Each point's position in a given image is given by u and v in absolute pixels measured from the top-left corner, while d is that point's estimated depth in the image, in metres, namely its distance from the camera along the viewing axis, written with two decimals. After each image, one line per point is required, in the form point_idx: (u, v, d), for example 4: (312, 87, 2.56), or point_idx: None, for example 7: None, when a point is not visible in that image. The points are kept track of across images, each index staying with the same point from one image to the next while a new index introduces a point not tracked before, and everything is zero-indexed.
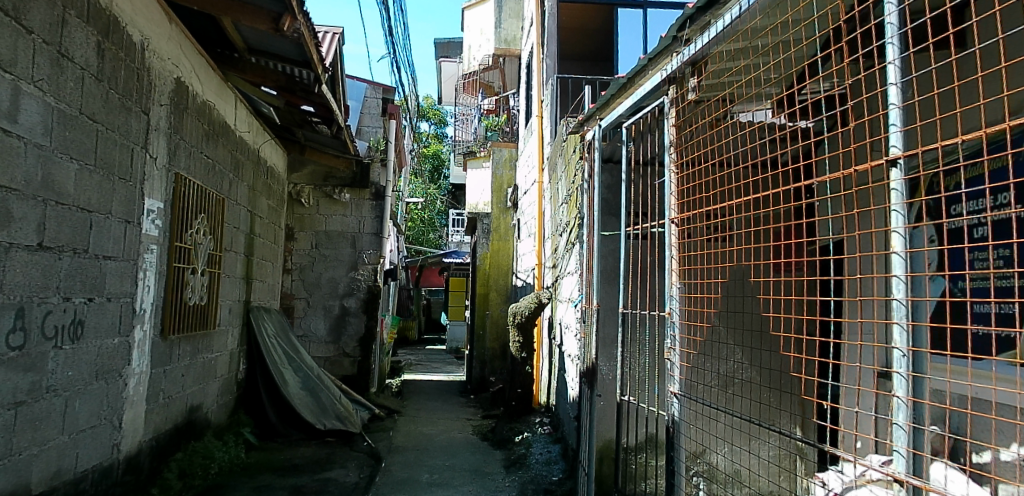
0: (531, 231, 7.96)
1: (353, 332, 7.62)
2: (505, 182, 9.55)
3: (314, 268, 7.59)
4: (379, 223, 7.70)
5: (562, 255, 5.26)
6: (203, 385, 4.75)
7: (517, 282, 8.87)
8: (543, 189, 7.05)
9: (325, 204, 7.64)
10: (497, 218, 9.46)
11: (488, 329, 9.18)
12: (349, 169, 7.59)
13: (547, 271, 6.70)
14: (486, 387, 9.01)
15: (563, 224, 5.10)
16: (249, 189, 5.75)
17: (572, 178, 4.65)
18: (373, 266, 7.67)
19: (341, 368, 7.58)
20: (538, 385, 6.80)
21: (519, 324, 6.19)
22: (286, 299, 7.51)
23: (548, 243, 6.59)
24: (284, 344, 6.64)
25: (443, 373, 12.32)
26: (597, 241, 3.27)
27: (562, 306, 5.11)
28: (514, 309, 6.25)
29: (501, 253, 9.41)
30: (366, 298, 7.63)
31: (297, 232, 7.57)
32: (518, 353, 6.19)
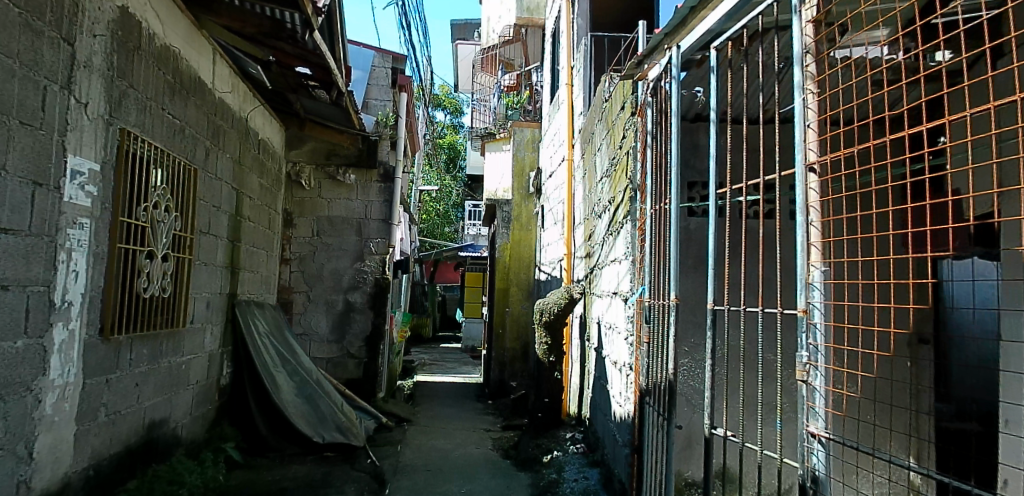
0: (557, 218, 7.11)
1: (359, 330, 6.79)
2: (527, 166, 8.69)
3: (315, 258, 6.77)
4: (389, 209, 6.86)
5: (602, 240, 4.35)
6: (172, 394, 3.94)
7: (541, 276, 8.01)
8: (573, 168, 6.20)
9: (328, 186, 6.81)
10: (518, 206, 8.61)
11: (508, 327, 8.32)
12: (354, 145, 6.74)
13: (578, 264, 5.85)
14: (506, 392, 8.15)
15: (605, 201, 4.18)
16: (235, 162, 4.93)
17: (620, 141, 3.73)
18: (381, 256, 6.82)
19: (344, 371, 6.74)
20: (569, 392, 5.93)
21: (546, 323, 5.33)
22: (283, 293, 6.69)
23: (581, 230, 5.73)
24: (278, 343, 5.79)
25: (458, 375, 11.46)
26: (675, 207, 2.36)
27: (604, 302, 4.20)
28: (541, 305, 5.40)
29: (522, 244, 8.55)
30: (373, 292, 6.80)
31: (296, 218, 6.75)
32: (546, 357, 5.32)
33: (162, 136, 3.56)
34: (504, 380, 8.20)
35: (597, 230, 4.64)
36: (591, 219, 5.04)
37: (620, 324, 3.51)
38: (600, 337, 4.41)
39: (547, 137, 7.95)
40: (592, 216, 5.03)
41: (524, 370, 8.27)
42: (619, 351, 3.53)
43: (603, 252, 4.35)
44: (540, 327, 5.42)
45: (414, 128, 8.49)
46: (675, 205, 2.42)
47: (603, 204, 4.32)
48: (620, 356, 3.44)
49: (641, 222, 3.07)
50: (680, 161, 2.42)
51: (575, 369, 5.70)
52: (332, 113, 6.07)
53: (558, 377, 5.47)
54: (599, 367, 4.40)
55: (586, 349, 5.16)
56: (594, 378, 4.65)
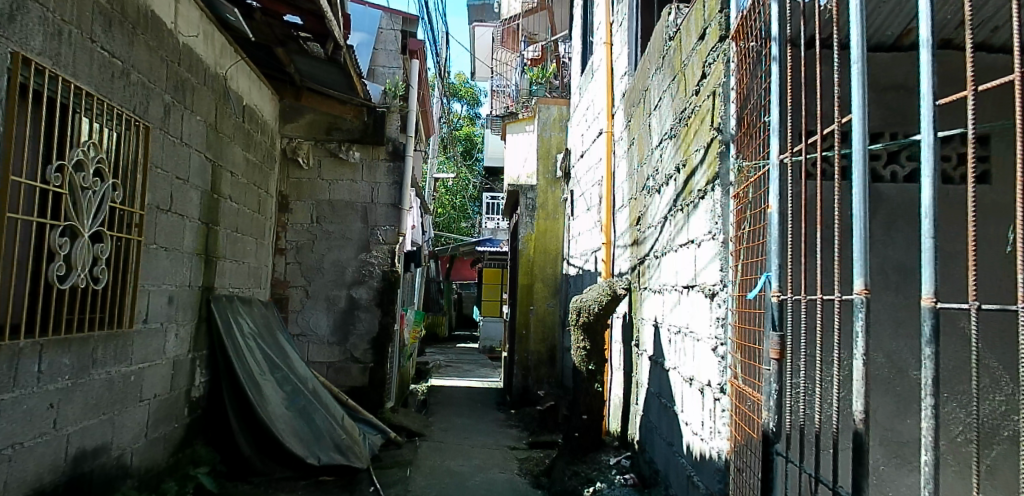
0: (591, 203, 6.20)
1: (363, 331, 5.91)
2: (553, 148, 7.80)
3: (314, 248, 5.90)
4: (398, 192, 5.99)
5: (663, 219, 3.44)
6: (116, 414, 3.07)
7: (570, 271, 7.12)
8: (614, 141, 5.30)
9: (329, 165, 5.94)
10: (544, 192, 7.69)
11: (532, 328, 7.43)
12: (359, 118, 5.85)
13: (621, 257, 4.94)
14: (531, 401, 7.26)
15: (670, 169, 3.29)
16: (211, 129, 4.09)
17: (699, 83, 2.80)
18: (390, 247, 5.95)
19: (347, 378, 5.87)
20: (610, 406, 5.00)
21: (584, 324, 4.46)
22: (278, 288, 5.83)
23: (625, 213, 4.83)
24: (267, 342, 4.88)
25: (475, 379, 10.57)
26: (858, 147, 1.42)
27: (667, 295, 3.31)
28: (579, 303, 4.53)
29: (548, 235, 7.64)
30: (381, 287, 5.93)
31: (292, 202, 5.88)
32: (583, 366, 4.47)
33: (92, 75, 2.70)
34: (529, 387, 7.31)
35: (654, 209, 3.72)
36: (642, 197, 4.12)
37: (702, 327, 2.62)
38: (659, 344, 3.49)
39: (578, 111, 7.06)
40: (643, 192, 4.10)
41: (549, 376, 7.37)
42: (700, 365, 2.63)
43: (663, 236, 3.43)
44: (576, 331, 4.54)
45: (427, 105, 7.58)
46: (855, 142, 1.48)
47: (665, 174, 3.40)
48: (705, 371, 2.56)
49: (754, 181, 2.16)
50: (862, 66, 1.48)
51: (619, 380, 4.78)
52: (332, 76, 5.21)
53: (598, 388, 4.55)
54: (659, 381, 3.47)
55: (635, 357, 4.26)
56: (650, 395, 3.72)
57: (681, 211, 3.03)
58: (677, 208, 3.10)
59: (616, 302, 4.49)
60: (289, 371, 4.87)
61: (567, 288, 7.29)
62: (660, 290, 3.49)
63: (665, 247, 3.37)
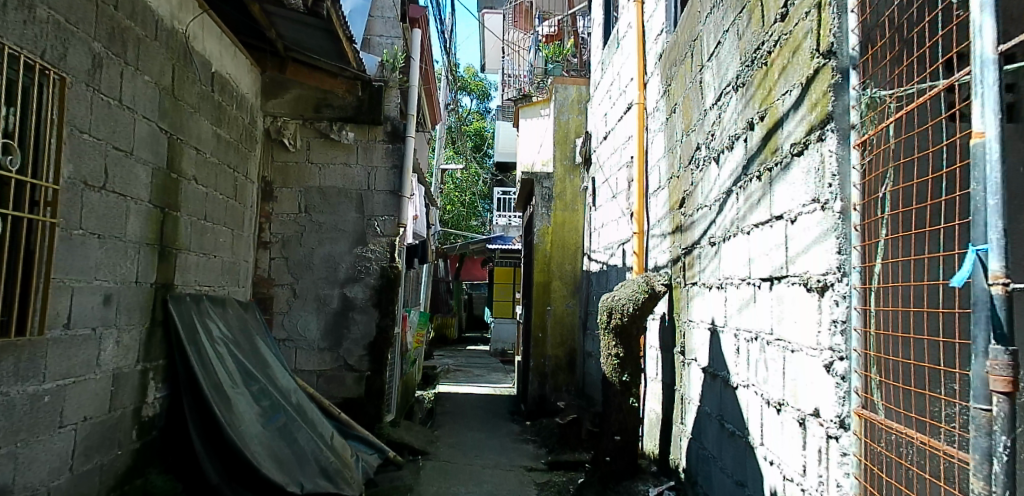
0: (617, 188, 5.46)
1: (359, 336, 5.20)
2: (572, 132, 7.06)
3: (303, 241, 5.19)
4: (398, 179, 5.27)
5: (724, 193, 2.72)
6: (21, 446, 2.37)
7: (592, 267, 6.39)
8: (647, 113, 4.57)
9: (319, 147, 5.21)
10: (561, 180, 6.94)
11: (549, 330, 6.71)
12: (352, 92, 5.14)
13: (657, 249, 4.23)
14: (551, 410, 6.60)
15: (736, 131, 2.57)
16: (170, 95, 3.41)
17: (786, 3, 2.08)
18: (389, 240, 5.24)
19: (341, 389, 5.16)
20: (645, 423, 4.26)
21: (616, 328, 3.76)
22: (262, 286, 5.13)
23: (662, 195, 4.12)
24: (243, 349, 4.19)
25: (485, 385, 9.86)
26: None
27: (731, 291, 2.60)
28: (609, 302, 3.84)
29: (567, 228, 6.92)
30: (379, 285, 5.23)
31: (278, 190, 5.16)
32: (615, 377, 3.76)
33: None
34: (546, 396, 6.62)
35: (709, 184, 3.00)
36: (689, 172, 3.41)
37: (798, 334, 1.92)
38: (718, 354, 2.77)
39: (600, 88, 6.33)
40: (689, 165, 3.38)
41: (568, 384, 6.65)
42: (797, 387, 1.92)
43: (724, 215, 2.72)
44: (608, 335, 3.84)
45: (433, 83, 6.85)
46: None
47: (728, 135, 2.68)
48: (809, 396, 1.85)
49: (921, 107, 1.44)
50: None
51: (657, 393, 4.04)
52: (320, 42, 4.51)
53: (633, 403, 3.83)
54: (719, 400, 2.74)
55: (679, 369, 3.53)
56: (704, 416, 2.98)
57: (756, 179, 2.31)
58: (749, 176, 2.39)
59: (653, 301, 3.78)
60: (268, 383, 4.19)
61: (588, 287, 6.56)
62: (719, 286, 2.77)
63: (728, 228, 2.66)
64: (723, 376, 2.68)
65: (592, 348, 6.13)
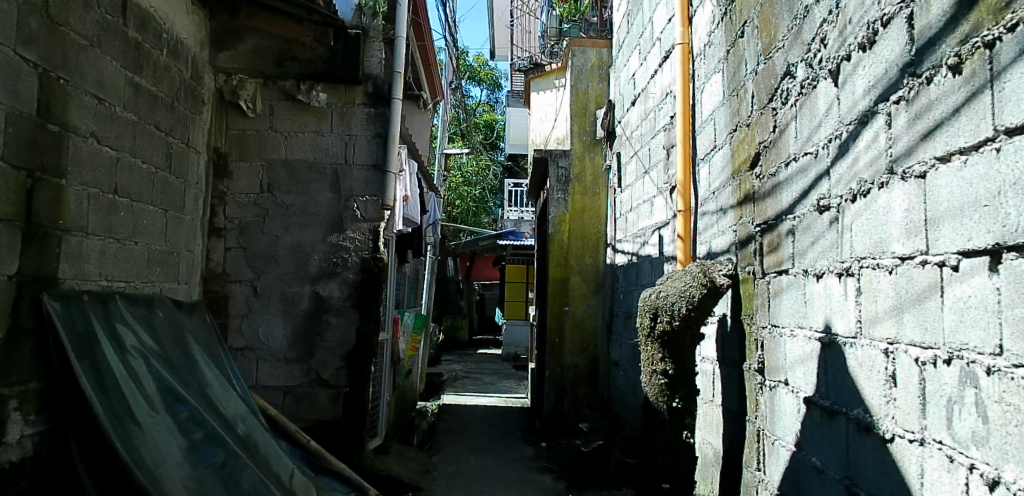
0: (651, 160, 4.45)
1: (335, 344, 4.20)
2: (592, 102, 6.03)
3: (264, 227, 4.18)
4: (381, 150, 4.28)
5: (857, 120, 1.74)
6: None
7: (619, 259, 5.36)
8: (693, 56, 3.59)
9: (285, 112, 4.23)
10: (580, 159, 5.93)
11: (568, 335, 5.73)
12: (322, 41, 4.14)
13: (711, 232, 3.23)
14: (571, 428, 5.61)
15: (889, 11, 1.58)
16: (44, 17, 2.46)
17: None
18: (371, 225, 4.24)
19: (312, 410, 4.14)
20: (701, 461, 3.22)
21: (660, 336, 2.79)
22: (213, 283, 4.11)
23: (719, 157, 3.12)
24: (174, 365, 3.20)
25: (495, 394, 8.84)
26: None
27: (881, 279, 1.60)
28: (654, 301, 2.86)
29: (587, 215, 5.89)
30: (359, 281, 4.23)
31: (234, 164, 4.17)
32: (663, 403, 2.78)
33: None
34: (564, 412, 5.64)
35: (818, 118, 2.02)
36: (771, 112, 2.44)
37: None
38: (852, 381, 1.75)
39: (626, 47, 5.33)
40: (774, 99, 2.41)
41: (590, 397, 5.65)
42: None
43: (858, 155, 1.73)
44: (651, 343, 2.87)
45: (428, 37, 5.86)
46: None
47: (863, 28, 1.71)
48: None
49: None
50: None
51: (720, 424, 3.00)
52: None
53: (688, 438, 2.81)
54: (861, 457, 1.69)
55: (758, 393, 2.54)
56: (823, 477, 1.93)
57: (951, 71, 1.33)
58: (928, 74, 1.42)
59: (713, 298, 2.78)
60: (206, 409, 3.20)
61: (613, 283, 5.53)
62: (850, 272, 1.77)
63: (869, 176, 1.67)
64: (871, 419, 1.65)
65: (621, 357, 5.10)
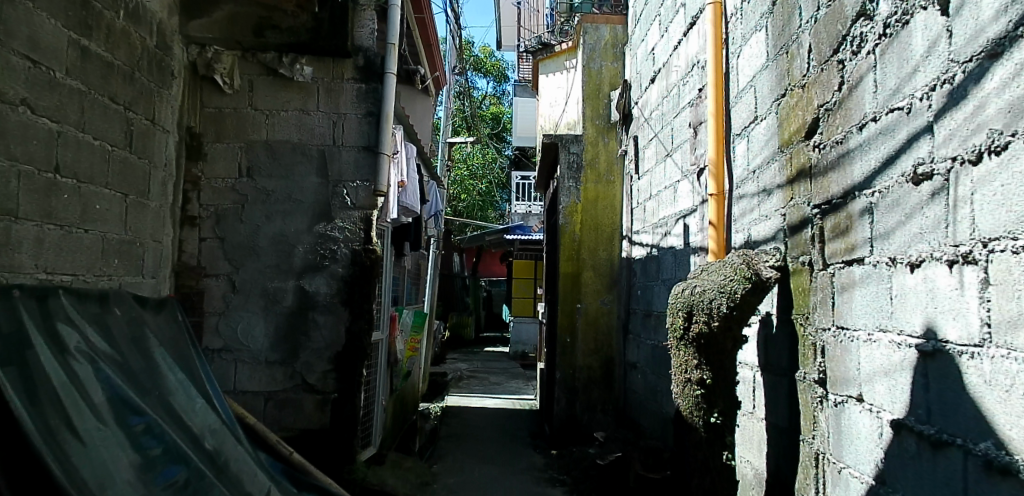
0: (674, 141, 3.99)
1: (322, 345, 3.77)
2: (605, 83, 5.56)
3: (244, 215, 3.76)
4: (373, 130, 3.85)
5: (983, 51, 1.30)
6: None
7: (636, 252, 4.92)
8: (727, 16, 3.14)
9: (266, 88, 3.80)
10: (592, 144, 5.48)
11: (580, 334, 5.30)
12: (306, 8, 3.67)
13: (750, 217, 2.78)
14: (583, 435, 5.18)
15: None
16: None
17: None
18: (362, 213, 3.82)
19: (298, 418, 3.72)
20: (740, 482, 2.78)
21: (696, 339, 2.36)
22: (187, 277, 3.69)
23: (762, 129, 2.68)
24: (134, 374, 2.77)
25: (501, 395, 8.42)
26: None
27: None
28: (688, 298, 2.42)
29: (601, 204, 5.44)
30: (349, 275, 3.80)
31: (209, 145, 3.75)
32: (698, 419, 2.35)
33: None
34: (577, 417, 5.22)
35: (913, 61, 1.57)
36: (838, 65, 2.00)
37: None
38: (977, 406, 1.30)
39: (644, 20, 4.87)
40: (843, 49, 1.97)
41: (604, 402, 5.23)
42: None
43: (982, 100, 1.30)
44: (684, 347, 2.43)
45: (424, 6, 5.52)
46: None
47: None
48: None
49: None
50: None
51: (764, 441, 2.55)
52: None
53: (728, 460, 2.37)
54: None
55: (820, 409, 2.09)
56: None
57: None
58: None
59: (758, 294, 2.35)
60: (171, 423, 2.77)
61: (629, 279, 5.08)
62: (970, 258, 1.32)
63: (1004, 126, 1.23)
64: (1009, 459, 1.21)
65: (639, 358, 4.66)
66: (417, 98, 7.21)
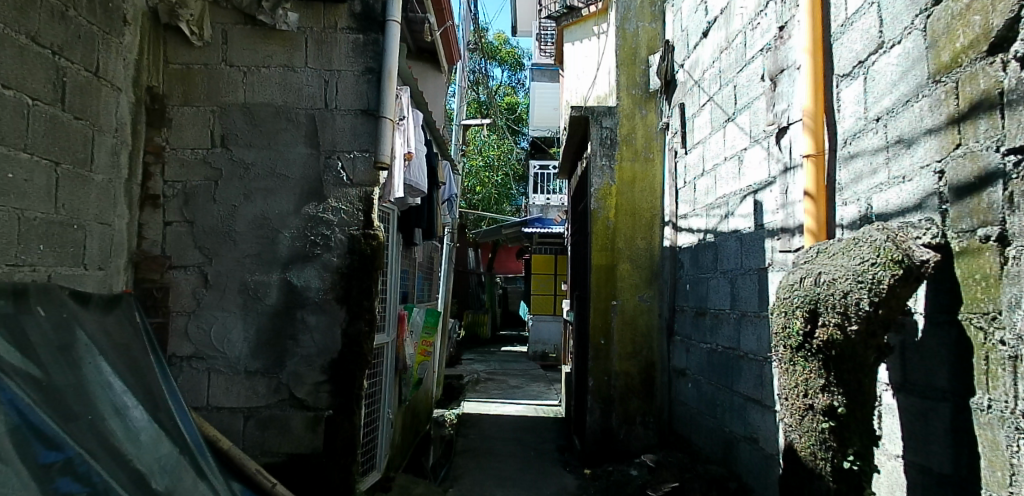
0: (739, 101, 3.28)
1: (314, 351, 3.09)
2: (642, 47, 4.85)
3: (218, 193, 3.10)
4: (373, 90, 3.17)
5: None
6: None
7: (684, 241, 4.20)
8: None
9: (243, 40, 3.14)
10: (628, 117, 4.75)
11: (615, 335, 4.59)
12: None
13: (873, 181, 2.08)
14: (621, 452, 4.48)
15: None
16: None
17: None
18: (361, 190, 3.14)
19: (284, 440, 3.05)
20: None
21: (822, 350, 1.69)
22: (149, 269, 3.03)
23: (892, 60, 1.99)
24: (57, 394, 2.10)
25: (523, 401, 7.73)
26: None
27: None
28: (810, 292, 1.74)
29: (639, 186, 4.71)
30: (345, 266, 3.12)
31: (175, 108, 3.10)
32: (823, 461, 1.67)
33: None
34: (614, 432, 4.53)
35: None
36: None
37: None
38: None
39: None
40: None
41: (643, 414, 4.53)
42: None
43: None
44: (805, 360, 1.76)
45: None
46: None
47: None
48: None
49: None
50: None
51: (911, 490, 1.83)
52: None
53: None
54: None
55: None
56: None
57: None
58: None
59: (908, 287, 1.62)
60: (106, 460, 2.10)
61: (674, 271, 4.37)
62: None
63: None
64: None
65: (689, 365, 3.95)
66: (429, 74, 6.66)
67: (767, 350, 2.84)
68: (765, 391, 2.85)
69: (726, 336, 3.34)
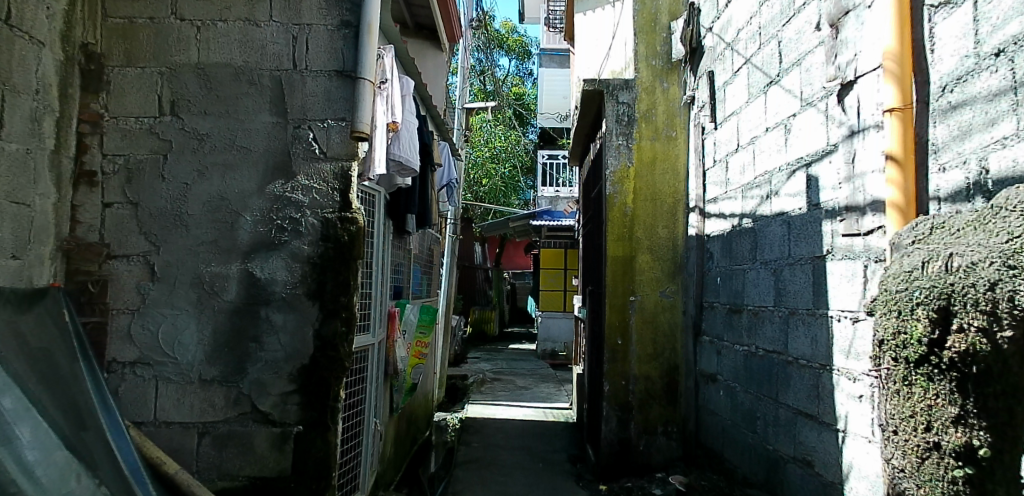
0: (785, 59, 2.76)
1: (281, 356, 2.60)
2: (663, 12, 4.33)
3: (167, 169, 2.62)
4: (351, 48, 2.68)
5: None
6: None
7: (714, 229, 3.67)
8: None
9: None
10: (648, 91, 4.23)
11: (634, 335, 4.09)
12: None
13: (990, 135, 1.58)
14: (640, 466, 3.99)
15: None
16: None
17: None
18: (336, 165, 2.65)
19: (244, 462, 2.57)
20: None
21: (956, 365, 1.36)
22: (85, 259, 2.57)
23: None
24: None
25: (532, 403, 7.23)
26: None
27: None
28: (940, 283, 1.39)
29: (660, 167, 4.19)
30: (318, 255, 2.63)
31: (116, 69, 2.64)
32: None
33: None
34: (632, 443, 4.03)
35: None
36: None
37: None
38: None
39: None
40: None
41: (665, 423, 4.02)
42: None
43: None
44: (926, 377, 1.44)
45: None
46: None
47: None
48: None
49: None
50: None
51: None
52: None
53: None
54: None
55: None
56: None
57: None
58: None
59: None
60: None
61: (702, 263, 3.85)
62: None
63: None
64: None
65: (720, 370, 3.44)
66: (428, 52, 6.18)
67: (825, 356, 2.33)
68: (824, 405, 2.34)
69: (769, 338, 2.83)
